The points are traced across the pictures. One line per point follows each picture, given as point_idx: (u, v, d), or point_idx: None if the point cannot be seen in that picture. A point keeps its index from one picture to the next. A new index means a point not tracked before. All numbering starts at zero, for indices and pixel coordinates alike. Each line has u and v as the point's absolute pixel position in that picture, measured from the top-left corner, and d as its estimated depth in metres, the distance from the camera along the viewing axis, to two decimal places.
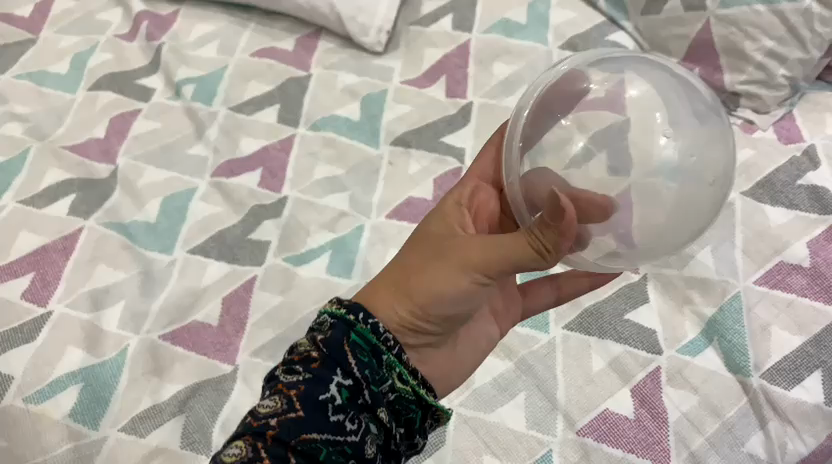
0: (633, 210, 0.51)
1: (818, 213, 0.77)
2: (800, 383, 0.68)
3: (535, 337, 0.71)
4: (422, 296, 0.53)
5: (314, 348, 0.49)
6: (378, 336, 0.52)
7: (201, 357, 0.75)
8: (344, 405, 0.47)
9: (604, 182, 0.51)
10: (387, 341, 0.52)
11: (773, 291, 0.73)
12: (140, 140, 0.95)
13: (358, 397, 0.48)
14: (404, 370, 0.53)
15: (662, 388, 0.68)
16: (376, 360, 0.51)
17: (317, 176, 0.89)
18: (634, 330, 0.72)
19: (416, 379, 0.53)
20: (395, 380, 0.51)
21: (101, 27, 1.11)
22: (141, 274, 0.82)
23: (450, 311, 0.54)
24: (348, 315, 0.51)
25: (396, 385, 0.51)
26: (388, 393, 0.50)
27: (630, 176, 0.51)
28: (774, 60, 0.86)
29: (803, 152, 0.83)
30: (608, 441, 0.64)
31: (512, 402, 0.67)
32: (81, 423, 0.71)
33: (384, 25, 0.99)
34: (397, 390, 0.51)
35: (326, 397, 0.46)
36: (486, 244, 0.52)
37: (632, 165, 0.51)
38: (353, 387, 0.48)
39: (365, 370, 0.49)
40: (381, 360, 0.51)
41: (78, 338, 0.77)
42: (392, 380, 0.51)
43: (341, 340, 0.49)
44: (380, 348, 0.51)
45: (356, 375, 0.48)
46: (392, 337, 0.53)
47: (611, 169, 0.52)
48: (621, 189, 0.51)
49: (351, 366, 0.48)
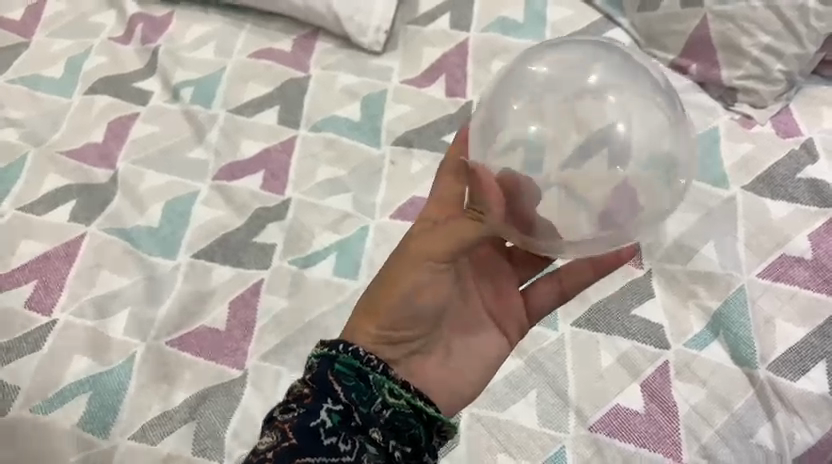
0: (615, 186, 0.47)
1: (818, 206, 0.78)
2: (805, 374, 0.69)
3: (543, 334, 0.72)
4: (386, 305, 0.54)
5: (305, 385, 0.52)
6: (361, 358, 0.52)
7: (210, 362, 0.75)
8: (335, 427, 0.49)
9: (578, 162, 0.47)
10: (370, 361, 0.53)
11: (776, 284, 0.74)
12: (139, 144, 0.95)
13: (349, 419, 0.50)
14: (396, 386, 0.53)
15: (671, 383, 0.69)
16: (364, 382, 0.52)
17: (319, 177, 0.89)
18: (642, 326, 0.72)
19: (410, 392, 0.53)
20: (387, 397, 0.52)
21: (94, 30, 1.10)
22: (145, 279, 0.82)
23: (418, 312, 0.54)
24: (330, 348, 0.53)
25: (389, 402, 0.52)
26: (383, 410, 0.52)
27: (605, 153, 0.47)
28: (771, 55, 0.88)
29: (801, 145, 0.84)
30: (621, 436, 0.65)
31: (524, 400, 0.68)
32: (90, 432, 0.70)
33: (382, 26, 1.00)
34: (392, 405, 0.52)
35: (317, 423, 0.49)
36: (430, 232, 0.53)
37: (603, 143, 0.47)
38: (344, 411, 0.50)
39: (352, 393, 0.51)
40: (369, 381, 0.52)
41: (85, 346, 0.76)
42: (383, 397, 0.52)
43: (326, 372, 0.51)
44: (365, 369, 0.52)
45: (344, 400, 0.50)
46: (375, 357, 0.53)
47: (583, 149, 0.47)
48: (598, 168, 0.47)
49: (338, 392, 0.51)
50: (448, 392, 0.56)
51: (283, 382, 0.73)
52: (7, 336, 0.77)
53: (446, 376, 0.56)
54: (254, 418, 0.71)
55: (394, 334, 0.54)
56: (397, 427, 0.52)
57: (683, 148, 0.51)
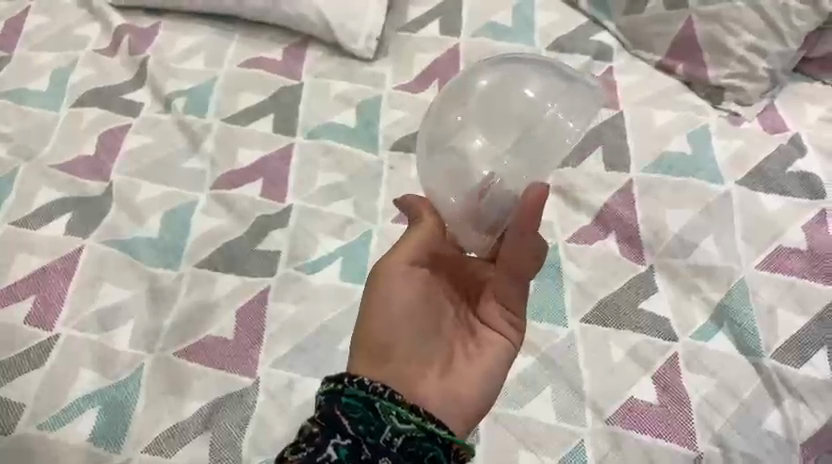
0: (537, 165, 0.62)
1: (810, 199, 0.81)
2: (808, 361, 0.71)
3: (554, 331, 0.73)
4: (371, 322, 0.61)
5: (311, 423, 0.52)
6: (367, 388, 0.54)
7: (222, 371, 0.75)
8: (342, 460, 0.49)
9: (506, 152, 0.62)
10: (376, 390, 0.54)
11: (775, 275, 0.76)
12: (132, 155, 0.94)
13: (360, 452, 0.50)
14: (404, 411, 0.54)
15: (682, 374, 0.70)
16: (372, 411, 0.53)
17: (319, 184, 0.89)
18: (649, 320, 0.74)
19: (419, 416, 0.54)
20: (396, 423, 0.53)
21: (79, 41, 1.08)
22: (148, 291, 0.81)
23: (399, 325, 0.60)
24: (335, 383, 0.54)
25: (400, 428, 0.53)
26: (394, 438, 0.52)
27: (523, 140, 0.62)
28: (756, 54, 0.90)
29: (789, 141, 0.87)
30: (636, 427, 0.67)
31: (539, 396, 0.69)
32: (102, 446, 0.70)
33: (373, 32, 1.00)
34: (403, 432, 0.53)
35: (323, 458, 0.49)
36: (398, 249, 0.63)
37: (523, 133, 0.62)
38: (353, 444, 0.50)
39: (360, 425, 0.51)
40: (377, 409, 0.53)
41: (91, 360, 0.76)
42: (393, 424, 0.52)
43: (332, 407, 0.52)
44: (371, 398, 0.53)
45: (352, 433, 0.51)
46: (380, 385, 0.54)
47: (506, 144, 0.62)
48: (516, 149, 0.62)
49: (346, 425, 0.51)
50: (447, 403, 0.58)
51: (296, 389, 0.73)
52: (9, 352, 0.76)
53: (442, 390, 0.59)
54: (270, 425, 0.71)
55: (382, 352, 0.59)
56: (412, 454, 0.52)
57: (584, 120, 0.66)
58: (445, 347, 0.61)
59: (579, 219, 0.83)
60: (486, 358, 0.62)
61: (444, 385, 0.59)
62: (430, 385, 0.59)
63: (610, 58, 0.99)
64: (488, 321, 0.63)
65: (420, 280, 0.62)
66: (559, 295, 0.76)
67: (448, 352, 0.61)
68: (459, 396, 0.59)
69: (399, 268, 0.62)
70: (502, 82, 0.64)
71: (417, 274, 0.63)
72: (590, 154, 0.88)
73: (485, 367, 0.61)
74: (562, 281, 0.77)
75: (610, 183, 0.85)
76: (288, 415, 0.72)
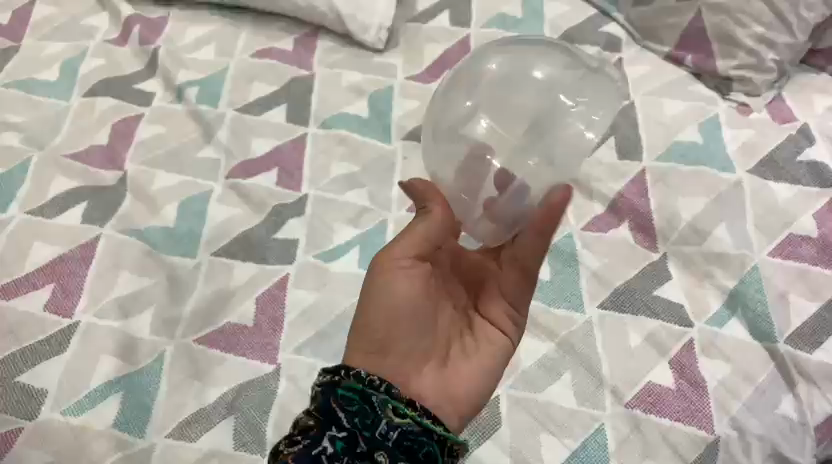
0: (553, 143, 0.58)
1: (819, 187, 0.82)
2: (821, 346, 0.72)
3: (571, 317, 0.74)
4: (370, 316, 0.58)
5: (310, 416, 0.53)
6: (364, 382, 0.53)
7: (242, 358, 0.76)
8: (337, 453, 0.50)
9: (516, 130, 0.58)
10: (373, 383, 0.53)
11: (787, 262, 0.77)
12: (146, 146, 0.94)
13: (355, 445, 0.50)
14: (400, 405, 0.53)
15: (698, 359, 0.72)
16: (369, 405, 0.52)
17: (334, 173, 0.90)
18: (665, 306, 0.75)
19: (416, 410, 0.53)
20: (392, 417, 0.52)
21: (87, 32, 1.08)
22: (167, 279, 0.82)
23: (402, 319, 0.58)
24: (332, 376, 0.54)
25: (395, 422, 0.52)
26: (390, 432, 0.51)
27: (532, 117, 0.58)
28: (764, 46, 0.91)
29: (798, 130, 0.88)
30: (655, 411, 0.68)
31: (559, 381, 0.70)
32: (126, 431, 0.71)
33: (384, 23, 1.01)
34: (399, 425, 0.52)
35: (318, 451, 0.50)
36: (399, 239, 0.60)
37: (530, 110, 0.59)
38: (349, 436, 0.51)
39: (355, 418, 0.51)
40: (374, 403, 0.52)
41: (112, 347, 0.76)
42: (388, 418, 0.52)
43: (328, 401, 0.52)
44: (367, 391, 0.53)
45: (348, 426, 0.51)
46: (378, 379, 0.54)
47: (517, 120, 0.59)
48: (524, 128, 0.58)
49: (341, 419, 0.51)
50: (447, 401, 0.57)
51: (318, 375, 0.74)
52: (29, 340, 0.76)
53: (443, 387, 0.58)
54: (293, 411, 0.72)
55: (383, 347, 0.57)
56: (408, 448, 0.51)
57: (598, 90, 0.61)
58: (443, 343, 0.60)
59: (592, 208, 0.84)
60: (483, 356, 0.61)
61: (444, 383, 0.58)
62: (428, 383, 0.57)
63: (619, 49, 1.00)
64: (489, 316, 0.63)
65: (420, 274, 0.60)
66: (575, 282, 0.77)
67: (444, 349, 0.60)
68: (459, 395, 0.58)
69: (401, 262, 0.59)
70: (511, 67, 0.61)
71: (417, 268, 0.60)
72: (603, 144, 0.89)
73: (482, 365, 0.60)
74: (578, 269, 0.78)
75: (623, 172, 0.86)
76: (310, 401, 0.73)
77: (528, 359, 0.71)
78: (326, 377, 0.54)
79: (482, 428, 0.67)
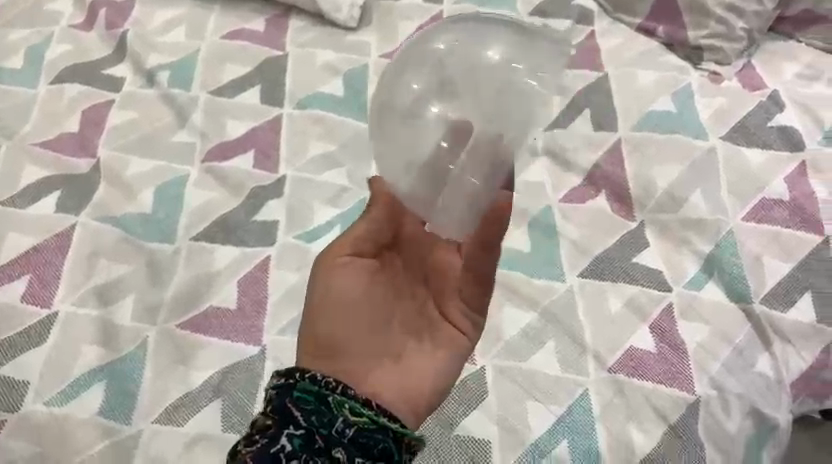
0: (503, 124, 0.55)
1: (789, 151, 0.84)
2: (794, 305, 0.76)
3: (552, 287, 0.75)
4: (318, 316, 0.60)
5: (265, 417, 0.53)
6: (320, 383, 0.54)
7: (227, 340, 0.76)
8: (296, 451, 0.50)
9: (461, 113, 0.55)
10: (329, 384, 0.54)
11: (760, 225, 0.79)
12: (118, 132, 0.92)
13: (313, 443, 0.51)
14: (357, 404, 0.54)
15: (676, 323, 0.73)
16: (324, 404, 0.53)
17: (311, 153, 0.89)
18: (644, 272, 0.76)
19: (372, 408, 0.54)
20: (348, 415, 0.53)
21: (52, 17, 1.05)
22: (146, 265, 0.81)
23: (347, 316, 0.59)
24: (288, 378, 0.54)
25: (351, 420, 0.53)
26: (345, 429, 0.52)
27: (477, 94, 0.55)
28: (734, 13, 0.93)
29: (768, 97, 0.90)
30: (638, 375, 0.69)
31: (543, 350, 0.71)
32: (112, 419, 0.70)
33: (356, 1, 1.00)
34: (355, 423, 0.52)
35: (276, 449, 0.50)
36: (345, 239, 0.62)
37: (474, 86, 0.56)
38: (306, 435, 0.51)
39: (312, 417, 0.52)
40: (329, 402, 0.53)
41: (93, 335, 0.75)
42: (345, 416, 0.53)
43: (284, 402, 0.53)
44: (323, 391, 0.53)
45: (305, 424, 0.51)
46: (333, 379, 0.55)
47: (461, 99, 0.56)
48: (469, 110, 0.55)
49: (298, 418, 0.52)
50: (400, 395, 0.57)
51: None
52: (8, 332, 0.75)
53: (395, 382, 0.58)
54: None
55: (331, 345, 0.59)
56: (363, 445, 0.52)
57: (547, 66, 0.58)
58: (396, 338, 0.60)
59: (570, 180, 0.85)
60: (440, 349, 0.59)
61: (397, 377, 0.58)
62: (382, 379, 0.58)
63: (592, 22, 1.00)
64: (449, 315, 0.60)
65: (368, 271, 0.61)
66: (555, 253, 0.78)
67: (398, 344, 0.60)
68: (412, 390, 0.58)
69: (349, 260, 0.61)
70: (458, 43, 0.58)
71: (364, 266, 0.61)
72: (579, 116, 0.89)
73: (440, 361, 0.59)
74: (557, 240, 0.79)
75: (599, 143, 0.87)
76: None
77: (512, 329, 0.72)
78: (281, 380, 0.54)
79: (468, 398, 0.68)
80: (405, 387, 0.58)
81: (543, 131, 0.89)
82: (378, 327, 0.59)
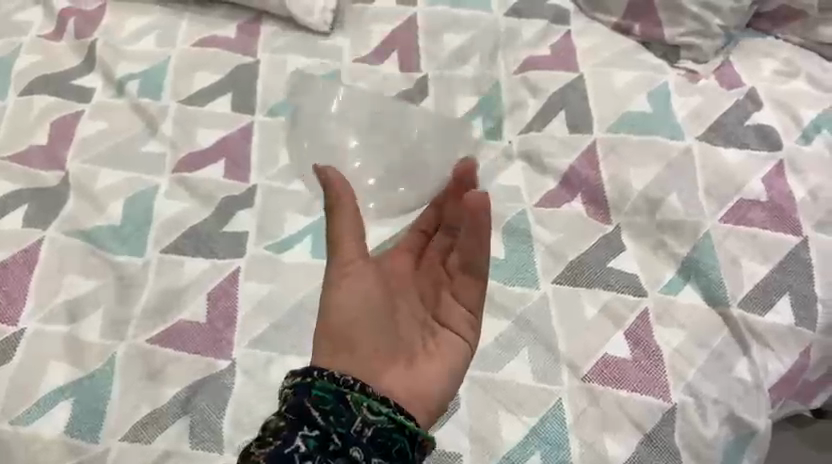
0: None
1: (767, 151, 0.83)
2: (772, 307, 0.74)
3: (526, 293, 0.74)
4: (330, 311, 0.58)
5: (278, 418, 0.50)
6: (338, 381, 0.52)
7: (196, 355, 0.74)
8: (311, 452, 0.47)
9: None
10: (348, 382, 0.52)
11: (738, 227, 0.78)
12: (88, 143, 0.91)
13: (328, 444, 0.48)
14: (374, 403, 0.52)
15: (652, 329, 0.72)
16: (342, 403, 0.50)
17: (283, 161, 0.88)
18: (619, 277, 0.75)
19: (390, 407, 0.52)
20: (366, 415, 0.51)
21: (21, 28, 1.04)
22: (116, 279, 0.80)
23: (356, 312, 0.58)
24: (304, 378, 0.52)
25: (369, 419, 0.50)
26: (364, 429, 0.50)
27: None
28: (709, 11, 0.91)
29: (745, 95, 0.88)
30: (613, 383, 0.68)
31: (517, 358, 0.70)
32: (78, 438, 0.69)
33: (328, 5, 0.98)
34: (373, 423, 0.50)
35: (290, 449, 0.47)
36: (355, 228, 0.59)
37: None
38: (322, 436, 0.48)
39: (330, 416, 0.49)
40: (347, 401, 0.51)
41: (61, 352, 0.74)
42: (363, 415, 0.50)
43: (302, 400, 0.50)
44: (342, 389, 0.51)
45: (321, 424, 0.49)
46: (351, 377, 0.53)
47: None
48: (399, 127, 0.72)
49: (315, 417, 0.49)
50: (412, 397, 0.55)
51: (276, 366, 0.73)
52: None
53: (407, 383, 0.55)
54: (251, 405, 0.71)
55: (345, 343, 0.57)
56: (382, 445, 0.50)
57: None
58: (408, 340, 0.58)
59: (545, 184, 0.84)
60: (448, 351, 0.57)
61: (409, 378, 0.56)
62: (395, 381, 0.55)
63: (568, 22, 0.98)
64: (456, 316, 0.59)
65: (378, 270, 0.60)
66: (530, 259, 0.77)
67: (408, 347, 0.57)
68: (423, 393, 0.55)
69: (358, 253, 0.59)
70: None
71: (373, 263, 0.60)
72: (554, 117, 0.88)
73: (443, 368, 0.57)
74: (532, 245, 0.78)
75: (575, 145, 0.85)
76: (268, 393, 0.72)
77: (486, 338, 0.71)
78: (297, 379, 0.52)
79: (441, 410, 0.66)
80: (418, 390, 0.55)
81: (517, 135, 0.88)
82: (389, 327, 0.58)
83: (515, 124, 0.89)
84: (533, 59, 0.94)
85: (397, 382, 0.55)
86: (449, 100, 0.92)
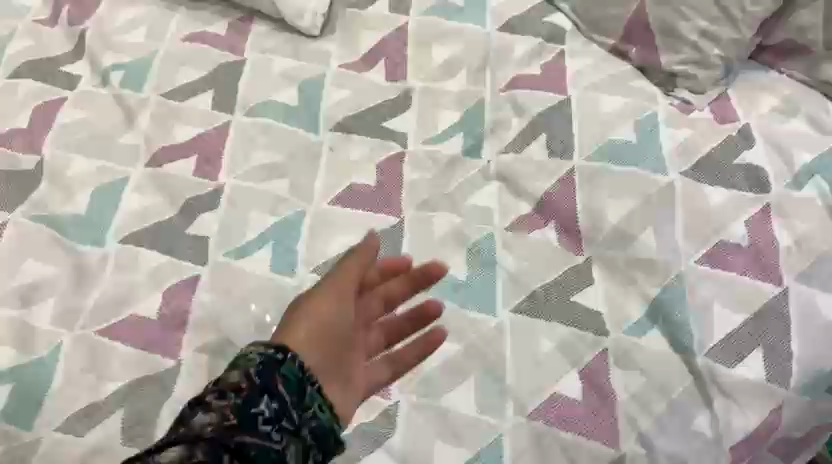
0: None
1: (755, 193, 0.79)
2: (742, 361, 0.70)
3: (482, 320, 0.71)
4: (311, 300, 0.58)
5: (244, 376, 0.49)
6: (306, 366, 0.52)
7: (142, 351, 0.73)
8: (273, 419, 0.47)
9: None
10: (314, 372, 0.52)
11: (714, 272, 0.74)
12: (65, 130, 0.90)
13: (288, 419, 0.48)
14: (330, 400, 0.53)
15: (609, 369, 0.69)
16: (308, 388, 0.51)
17: (255, 163, 0.86)
18: (581, 313, 0.72)
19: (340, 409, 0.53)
20: (324, 406, 0.52)
21: (18, 12, 1.04)
22: (73, 269, 0.79)
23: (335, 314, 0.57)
24: (277, 352, 0.51)
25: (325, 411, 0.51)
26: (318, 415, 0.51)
27: None
28: (708, 40, 0.87)
29: (738, 131, 0.84)
30: (559, 424, 0.66)
31: (463, 389, 0.67)
32: (13, 425, 0.68)
33: (319, 8, 0.96)
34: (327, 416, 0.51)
35: (255, 411, 0.47)
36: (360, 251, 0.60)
37: None
38: (278, 410, 0.48)
39: (294, 394, 0.50)
40: (312, 388, 0.51)
41: (9, 337, 0.73)
42: (321, 404, 0.51)
43: (273, 369, 0.50)
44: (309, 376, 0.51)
45: (287, 400, 0.49)
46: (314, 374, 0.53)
47: None
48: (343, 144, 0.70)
49: (281, 390, 0.49)
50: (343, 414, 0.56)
51: (220, 372, 0.71)
52: None
53: (343, 395, 0.57)
54: None
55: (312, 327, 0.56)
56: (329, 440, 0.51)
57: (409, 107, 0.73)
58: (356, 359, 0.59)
59: (519, 207, 0.81)
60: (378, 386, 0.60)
61: (346, 395, 0.57)
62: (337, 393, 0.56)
63: (563, 41, 0.96)
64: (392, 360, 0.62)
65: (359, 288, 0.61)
66: (492, 285, 0.74)
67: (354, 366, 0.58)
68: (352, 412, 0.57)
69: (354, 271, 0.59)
70: None
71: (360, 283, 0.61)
72: (535, 140, 0.85)
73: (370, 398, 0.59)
74: (496, 270, 0.75)
75: (553, 171, 0.82)
76: None
77: (433, 363, 0.69)
78: (269, 350, 0.51)
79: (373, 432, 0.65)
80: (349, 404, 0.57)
81: (496, 154, 0.85)
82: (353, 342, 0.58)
83: (496, 143, 0.86)
84: (521, 77, 0.92)
85: (338, 393, 0.56)
86: (431, 112, 0.90)
